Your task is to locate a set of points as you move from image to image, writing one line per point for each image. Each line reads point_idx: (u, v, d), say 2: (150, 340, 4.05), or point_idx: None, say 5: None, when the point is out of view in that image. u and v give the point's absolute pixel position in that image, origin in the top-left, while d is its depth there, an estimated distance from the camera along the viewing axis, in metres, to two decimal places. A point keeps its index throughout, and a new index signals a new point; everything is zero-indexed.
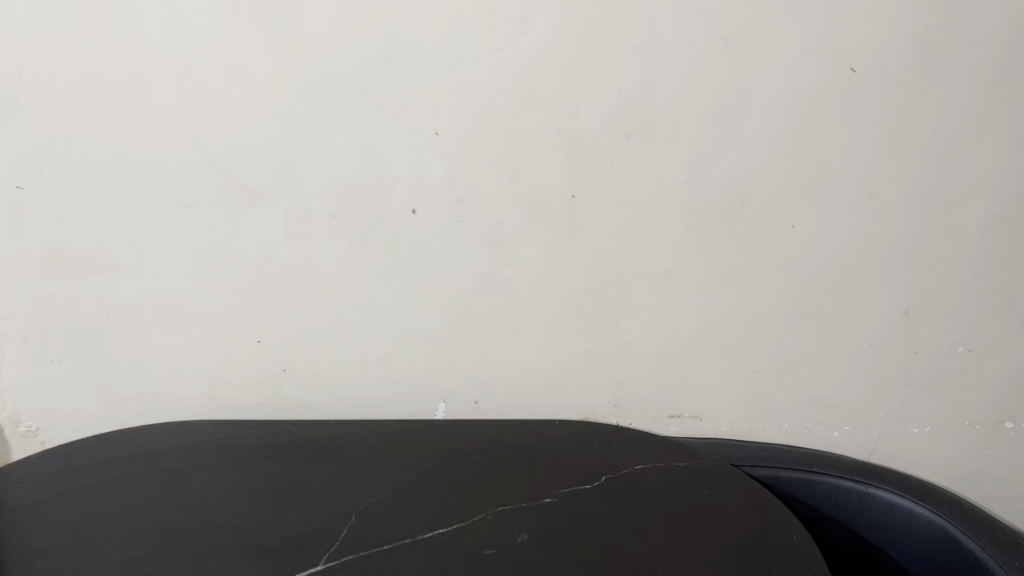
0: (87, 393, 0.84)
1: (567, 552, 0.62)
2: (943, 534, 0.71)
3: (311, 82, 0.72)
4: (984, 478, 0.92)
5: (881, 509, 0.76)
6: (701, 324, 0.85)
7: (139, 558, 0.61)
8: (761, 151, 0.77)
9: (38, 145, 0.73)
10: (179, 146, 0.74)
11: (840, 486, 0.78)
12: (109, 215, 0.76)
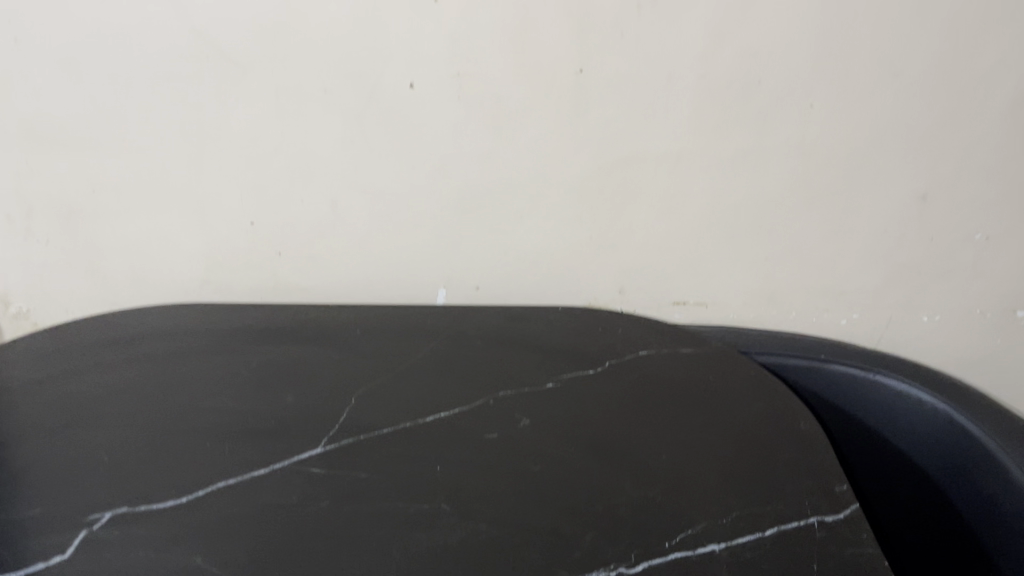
0: (78, 274, 0.82)
1: (568, 437, 0.62)
2: (949, 422, 0.71)
3: None
4: (990, 366, 0.91)
5: (886, 396, 0.75)
6: (711, 209, 0.81)
7: (136, 440, 0.60)
8: (783, 23, 0.71)
9: (8, 10, 0.68)
10: (159, 13, 0.69)
11: (845, 373, 0.76)
12: (88, 86, 0.72)
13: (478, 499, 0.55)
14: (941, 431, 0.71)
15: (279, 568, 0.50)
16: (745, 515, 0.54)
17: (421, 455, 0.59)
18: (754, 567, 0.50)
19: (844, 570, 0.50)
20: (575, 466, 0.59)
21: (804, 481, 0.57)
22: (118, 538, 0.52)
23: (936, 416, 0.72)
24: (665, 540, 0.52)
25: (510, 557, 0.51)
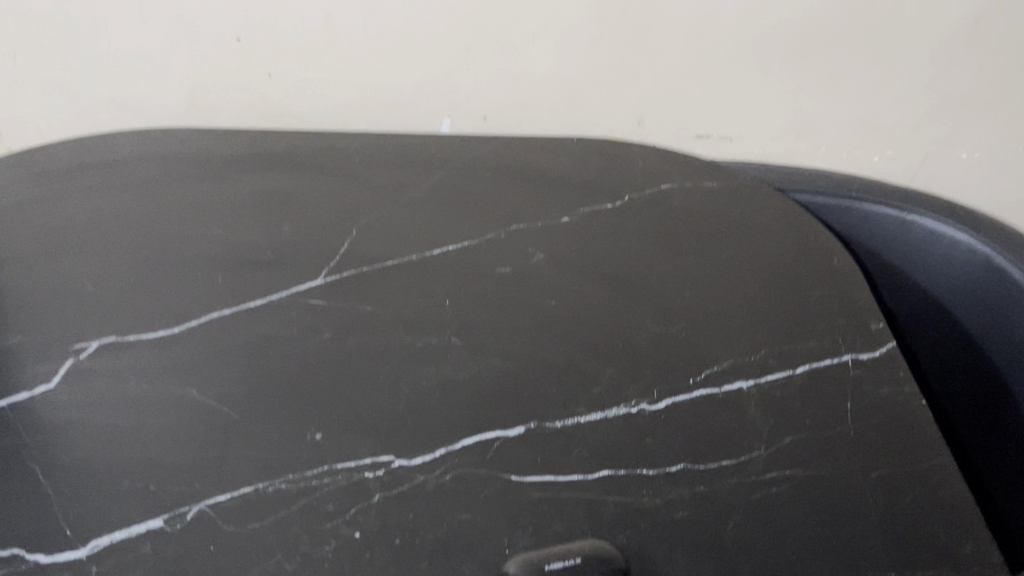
0: (51, 95, 0.76)
1: (586, 272, 0.57)
2: (986, 265, 0.63)
3: None
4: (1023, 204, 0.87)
5: (917, 239, 0.66)
6: (743, 30, 0.74)
7: (121, 269, 0.56)
8: None
9: None
10: None
11: (872, 214, 0.67)
12: None
13: (489, 334, 0.52)
14: (979, 276, 0.63)
15: (279, 402, 0.47)
16: (774, 353, 0.51)
17: (429, 288, 0.55)
18: (783, 406, 0.47)
19: (877, 409, 0.47)
20: (593, 301, 0.55)
21: (838, 319, 0.53)
22: (106, 369, 0.48)
23: (974, 260, 0.63)
24: (689, 377, 0.49)
25: (523, 394, 0.48)
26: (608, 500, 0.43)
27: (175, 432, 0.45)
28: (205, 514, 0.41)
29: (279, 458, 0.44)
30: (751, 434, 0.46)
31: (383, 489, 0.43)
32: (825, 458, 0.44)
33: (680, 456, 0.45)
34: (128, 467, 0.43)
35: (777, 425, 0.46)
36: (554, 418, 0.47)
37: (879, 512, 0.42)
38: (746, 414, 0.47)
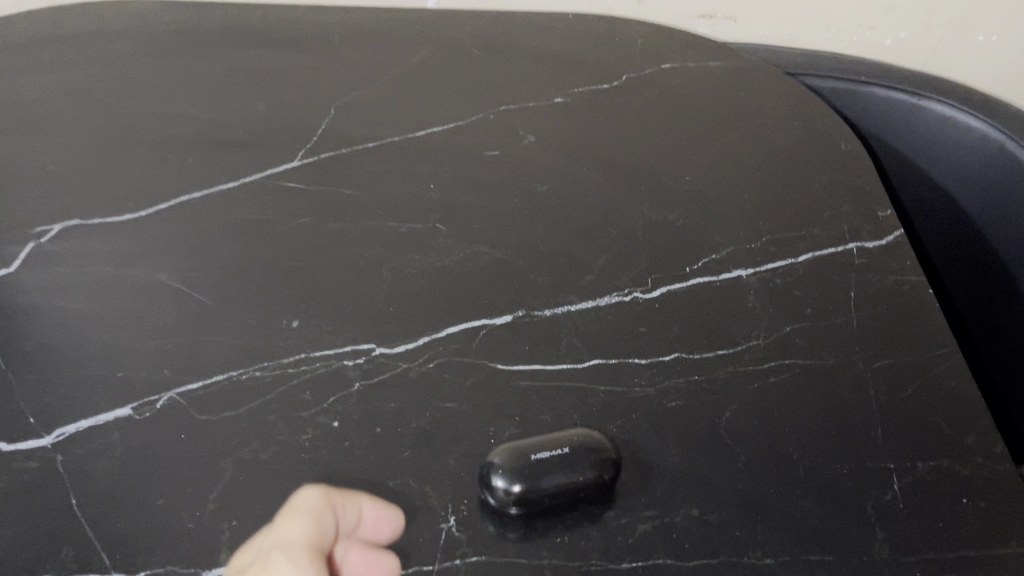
0: None
1: (579, 155, 0.54)
2: (1000, 152, 0.59)
3: None
4: None
5: (930, 126, 0.63)
6: None
7: (82, 148, 0.53)
8: None
9: None
10: None
11: (885, 100, 0.64)
12: None
13: (476, 219, 0.49)
14: (992, 164, 0.60)
15: (253, 288, 0.44)
16: (777, 241, 0.48)
17: (412, 171, 0.52)
18: (784, 295, 0.45)
19: (882, 298, 0.45)
20: (587, 186, 0.52)
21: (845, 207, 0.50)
22: (69, 253, 0.46)
23: (983, 144, 0.60)
24: (687, 265, 0.47)
25: (512, 281, 0.46)
26: (599, 390, 0.41)
27: (143, 317, 0.43)
28: (175, 403, 0.39)
29: (253, 345, 0.42)
30: (749, 323, 0.44)
31: (363, 378, 0.41)
32: (826, 347, 0.43)
33: (675, 346, 0.43)
34: (93, 353, 0.41)
35: (777, 314, 0.44)
36: (544, 307, 0.44)
37: (881, 403, 0.40)
38: (744, 302, 0.45)
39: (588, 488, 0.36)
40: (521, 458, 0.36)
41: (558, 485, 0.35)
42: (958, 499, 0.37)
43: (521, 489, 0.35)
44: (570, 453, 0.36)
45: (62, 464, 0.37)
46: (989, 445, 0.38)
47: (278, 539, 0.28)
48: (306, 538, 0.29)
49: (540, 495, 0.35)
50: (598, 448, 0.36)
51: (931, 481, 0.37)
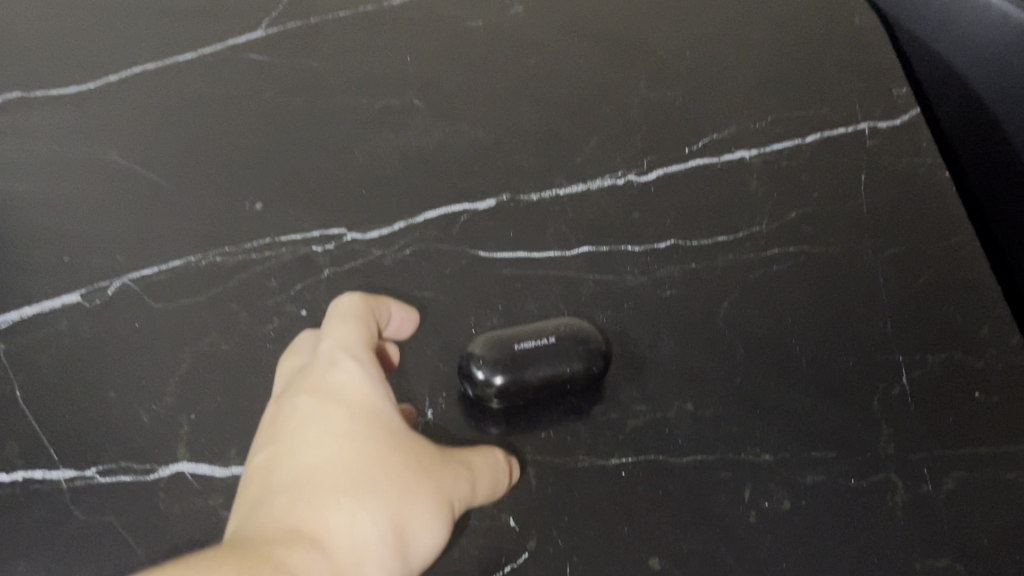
0: None
1: (572, 24, 0.49)
2: None
3: None
4: None
5: None
6: None
7: (22, 16, 0.48)
8: None
9: None
10: None
11: None
12: None
13: (457, 95, 0.45)
14: None
15: (212, 168, 0.41)
16: (783, 120, 0.44)
17: (387, 39, 0.47)
18: (790, 179, 0.42)
19: (896, 183, 0.42)
20: (580, 59, 0.47)
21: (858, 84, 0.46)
22: (9, 128, 0.42)
23: None
24: (686, 146, 0.43)
25: (495, 162, 0.42)
26: (588, 279, 0.38)
27: (92, 200, 0.39)
28: (127, 289, 0.36)
29: (213, 229, 0.38)
30: (752, 209, 0.40)
31: (333, 265, 0.37)
32: (834, 234, 0.39)
33: (671, 232, 0.39)
34: (37, 237, 0.38)
35: (782, 198, 0.41)
36: (530, 190, 0.41)
37: (890, 293, 0.37)
38: (747, 186, 0.41)
39: (576, 381, 0.33)
40: (505, 347, 0.33)
41: (544, 376, 0.33)
42: (970, 394, 0.34)
43: (503, 381, 0.32)
44: (557, 342, 0.33)
45: (4, 354, 0.34)
46: (1005, 338, 0.36)
47: (337, 342, 0.30)
48: (360, 345, 0.30)
49: (525, 386, 0.32)
50: (587, 337, 0.33)
51: (942, 374, 0.35)
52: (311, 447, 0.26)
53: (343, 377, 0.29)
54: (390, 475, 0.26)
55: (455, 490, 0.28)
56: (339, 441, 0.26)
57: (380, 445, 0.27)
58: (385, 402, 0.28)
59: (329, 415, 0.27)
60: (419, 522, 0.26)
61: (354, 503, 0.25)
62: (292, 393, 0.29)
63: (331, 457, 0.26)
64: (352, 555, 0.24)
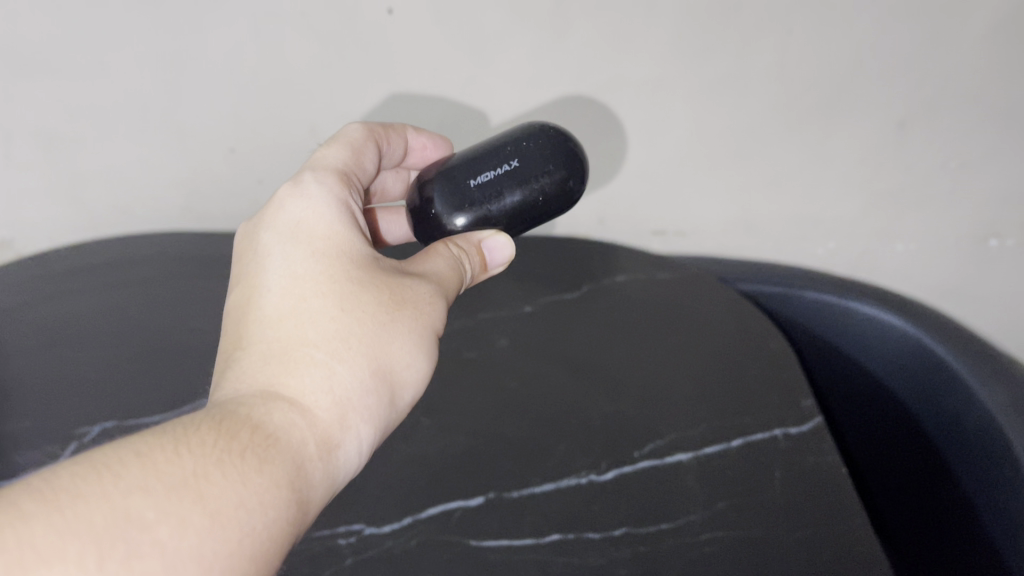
0: (58, 205, 0.83)
1: (545, 353, 0.64)
2: (945, 389, 0.71)
3: None
4: (960, 283, 0.98)
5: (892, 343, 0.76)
6: (689, 136, 0.83)
7: (122, 362, 0.63)
8: None
9: None
10: None
11: (873, 320, 0.77)
12: (52, 34, 0.69)
13: (454, 413, 0.58)
14: (937, 391, 0.72)
15: None
16: (712, 427, 0.56)
17: None
18: (717, 475, 0.52)
19: (802, 476, 0.52)
20: (549, 381, 0.61)
21: (766, 380, 0.60)
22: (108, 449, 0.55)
23: (916, 353, 0.74)
24: (634, 450, 0.54)
25: (481, 465, 0.53)
26: (557, 561, 0.47)
27: None
28: None
29: None
30: (686, 501, 0.51)
31: (354, 554, 0.48)
32: (754, 520, 0.49)
33: (622, 520, 0.49)
34: None
35: (712, 491, 0.51)
36: (510, 488, 0.52)
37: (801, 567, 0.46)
38: (683, 482, 0.52)
39: (542, 194, 0.57)
40: (469, 184, 0.56)
41: (510, 199, 0.56)
42: None
43: (460, 221, 0.56)
44: (513, 168, 0.56)
45: None
46: None
47: (317, 183, 0.51)
48: (341, 201, 0.51)
49: (495, 208, 0.56)
50: (538, 159, 0.56)
51: None
52: (289, 301, 0.45)
53: (325, 241, 0.48)
54: (359, 325, 0.44)
55: (428, 319, 0.47)
56: (310, 307, 0.45)
57: (339, 293, 0.45)
58: (346, 244, 0.48)
59: (304, 273, 0.46)
60: (397, 354, 0.45)
61: (329, 362, 0.43)
62: (272, 230, 0.49)
63: (307, 310, 0.44)
64: (338, 411, 0.42)
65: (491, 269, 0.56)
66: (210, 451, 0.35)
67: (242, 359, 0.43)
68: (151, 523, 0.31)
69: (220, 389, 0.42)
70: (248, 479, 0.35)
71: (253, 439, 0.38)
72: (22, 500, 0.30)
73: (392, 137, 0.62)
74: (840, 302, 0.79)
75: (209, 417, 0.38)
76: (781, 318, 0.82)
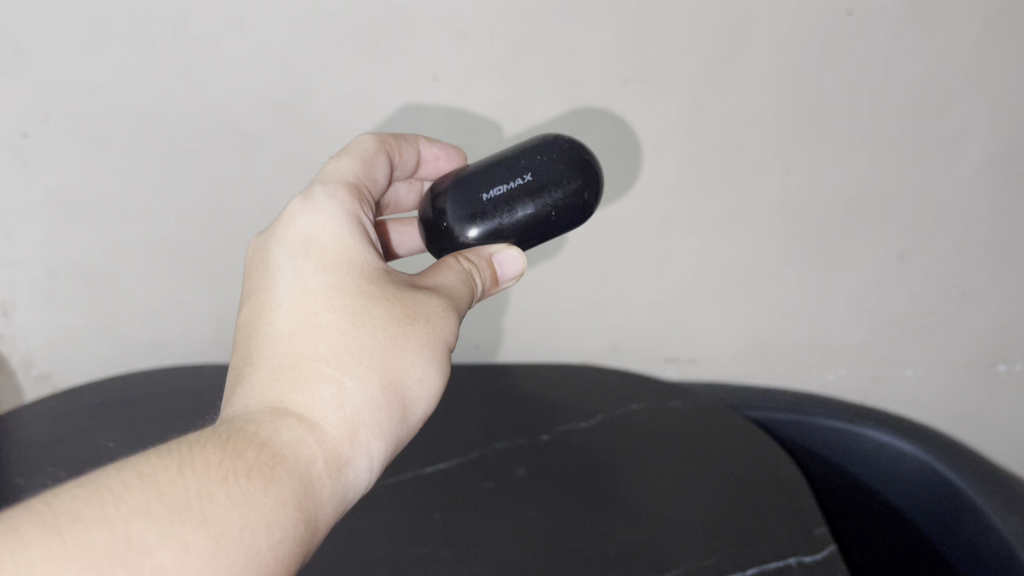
0: (95, 340, 0.87)
1: (561, 482, 0.65)
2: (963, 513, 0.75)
3: (292, 30, 0.66)
4: (972, 408, 0.99)
5: (909, 468, 0.80)
6: (698, 268, 0.87)
7: None
8: (765, 107, 0.74)
9: (24, 119, 0.69)
10: (161, 99, 0.69)
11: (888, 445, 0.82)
12: (104, 181, 0.74)
13: (473, 545, 0.59)
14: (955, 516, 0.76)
15: None
16: (726, 557, 0.57)
17: (422, 503, 0.63)
18: None
19: None
20: (565, 510, 0.62)
21: (782, 511, 0.62)
22: None
23: (934, 478, 0.78)
24: None
25: None
26: None
27: None
28: None
29: None
30: None
31: None
32: None
33: None
34: None
35: None
36: None
37: None
38: None
39: (554, 209, 0.57)
40: (481, 197, 0.56)
41: (522, 212, 0.56)
42: None
43: (474, 234, 0.57)
44: (527, 182, 0.56)
45: None
46: None
47: (327, 194, 0.52)
48: (352, 212, 0.51)
49: (507, 221, 0.56)
50: (551, 172, 0.56)
51: None
52: (300, 316, 0.47)
53: (336, 254, 0.49)
54: (368, 339, 0.46)
55: (441, 334, 0.49)
56: (321, 322, 0.46)
57: (349, 309, 0.47)
58: (357, 257, 0.49)
59: (315, 287, 0.48)
60: (408, 369, 0.46)
61: (339, 378, 0.44)
62: (282, 241, 0.50)
63: (318, 326, 0.46)
64: (347, 424, 0.43)
65: (503, 282, 0.57)
66: (215, 471, 0.37)
67: (253, 376, 0.45)
68: (152, 547, 0.33)
69: (232, 406, 0.44)
70: (253, 500, 0.37)
71: (258, 457, 0.39)
72: (23, 524, 0.32)
73: (403, 147, 0.62)
74: (851, 428, 0.83)
75: (217, 437, 0.40)
76: (799, 446, 0.86)
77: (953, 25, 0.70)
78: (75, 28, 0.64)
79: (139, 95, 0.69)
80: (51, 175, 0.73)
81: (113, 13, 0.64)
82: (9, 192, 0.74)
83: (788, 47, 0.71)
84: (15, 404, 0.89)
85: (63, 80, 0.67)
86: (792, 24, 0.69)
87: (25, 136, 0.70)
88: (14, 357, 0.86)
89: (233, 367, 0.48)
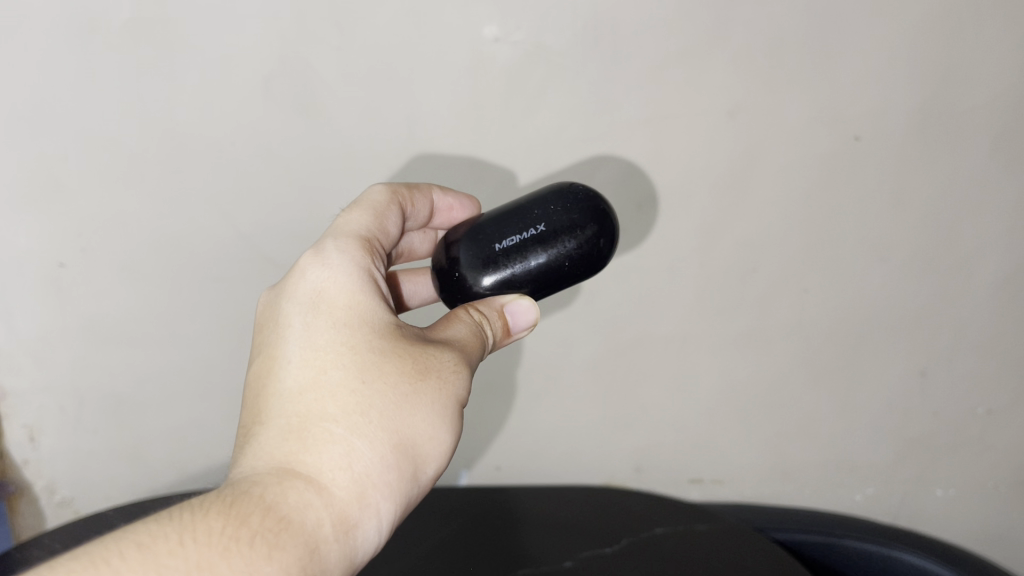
0: (118, 463, 0.87)
1: None
2: None
3: (322, 162, 0.69)
4: (1006, 528, 0.97)
5: None
6: (718, 385, 0.87)
7: None
8: (779, 228, 0.76)
9: (61, 251, 0.72)
10: (195, 228, 0.72)
11: (919, 565, 0.82)
12: (137, 307, 0.76)
13: None
14: None
15: None
16: None
17: None
18: None
19: None
20: None
21: None
22: None
23: None
24: None
25: None
26: None
27: None
28: None
29: None
30: None
31: None
32: None
33: None
34: None
35: None
36: None
37: None
38: None
39: (569, 260, 0.57)
40: (494, 247, 0.57)
41: (535, 262, 0.56)
42: None
43: (487, 283, 0.57)
44: (540, 232, 0.56)
45: None
46: None
47: (339, 248, 0.52)
48: (363, 266, 0.51)
49: (519, 270, 0.56)
50: (564, 222, 0.57)
51: None
52: (310, 374, 0.47)
53: (347, 310, 0.49)
54: (380, 397, 0.46)
55: (455, 389, 0.48)
56: (331, 380, 0.46)
57: (359, 366, 0.47)
58: (369, 312, 0.49)
59: (326, 343, 0.48)
60: (420, 427, 0.46)
61: (350, 439, 0.44)
62: (293, 298, 0.50)
63: (327, 382, 0.46)
64: (356, 484, 0.43)
65: (514, 333, 0.56)
66: (217, 540, 0.38)
67: (262, 435, 0.45)
68: None
69: (240, 468, 0.44)
70: (256, 568, 0.38)
71: (261, 523, 0.40)
72: None
73: (416, 198, 0.61)
74: (880, 550, 0.83)
75: (222, 501, 0.40)
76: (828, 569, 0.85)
77: (959, 150, 0.73)
78: (116, 163, 0.68)
79: (173, 226, 0.72)
80: (84, 302, 0.75)
81: (152, 149, 0.67)
82: (43, 320, 0.75)
83: (798, 173, 0.73)
84: (36, 532, 0.89)
85: (100, 214, 0.70)
86: (801, 149, 0.72)
87: (62, 266, 0.72)
88: (38, 483, 0.86)
89: (242, 423, 0.48)
